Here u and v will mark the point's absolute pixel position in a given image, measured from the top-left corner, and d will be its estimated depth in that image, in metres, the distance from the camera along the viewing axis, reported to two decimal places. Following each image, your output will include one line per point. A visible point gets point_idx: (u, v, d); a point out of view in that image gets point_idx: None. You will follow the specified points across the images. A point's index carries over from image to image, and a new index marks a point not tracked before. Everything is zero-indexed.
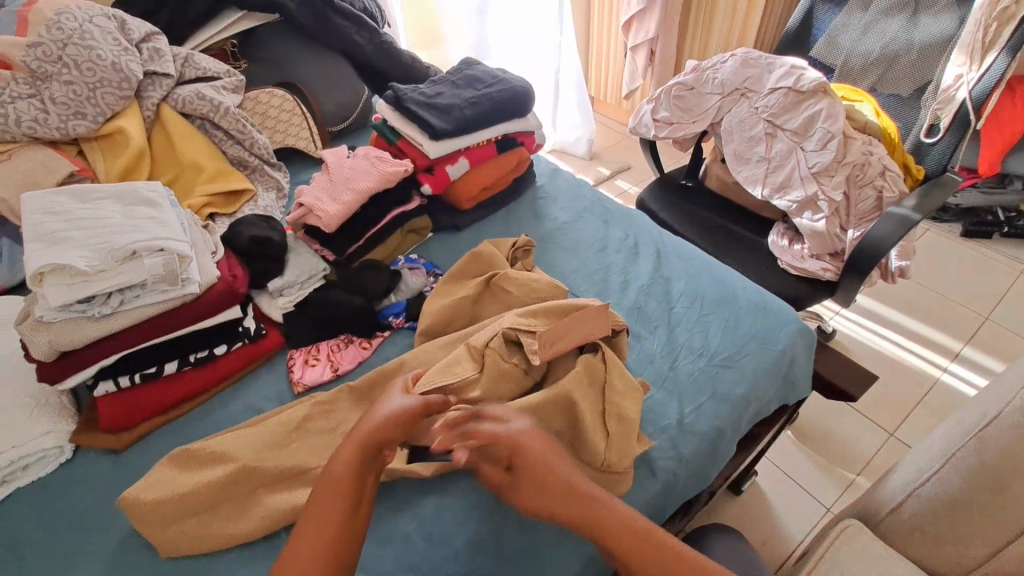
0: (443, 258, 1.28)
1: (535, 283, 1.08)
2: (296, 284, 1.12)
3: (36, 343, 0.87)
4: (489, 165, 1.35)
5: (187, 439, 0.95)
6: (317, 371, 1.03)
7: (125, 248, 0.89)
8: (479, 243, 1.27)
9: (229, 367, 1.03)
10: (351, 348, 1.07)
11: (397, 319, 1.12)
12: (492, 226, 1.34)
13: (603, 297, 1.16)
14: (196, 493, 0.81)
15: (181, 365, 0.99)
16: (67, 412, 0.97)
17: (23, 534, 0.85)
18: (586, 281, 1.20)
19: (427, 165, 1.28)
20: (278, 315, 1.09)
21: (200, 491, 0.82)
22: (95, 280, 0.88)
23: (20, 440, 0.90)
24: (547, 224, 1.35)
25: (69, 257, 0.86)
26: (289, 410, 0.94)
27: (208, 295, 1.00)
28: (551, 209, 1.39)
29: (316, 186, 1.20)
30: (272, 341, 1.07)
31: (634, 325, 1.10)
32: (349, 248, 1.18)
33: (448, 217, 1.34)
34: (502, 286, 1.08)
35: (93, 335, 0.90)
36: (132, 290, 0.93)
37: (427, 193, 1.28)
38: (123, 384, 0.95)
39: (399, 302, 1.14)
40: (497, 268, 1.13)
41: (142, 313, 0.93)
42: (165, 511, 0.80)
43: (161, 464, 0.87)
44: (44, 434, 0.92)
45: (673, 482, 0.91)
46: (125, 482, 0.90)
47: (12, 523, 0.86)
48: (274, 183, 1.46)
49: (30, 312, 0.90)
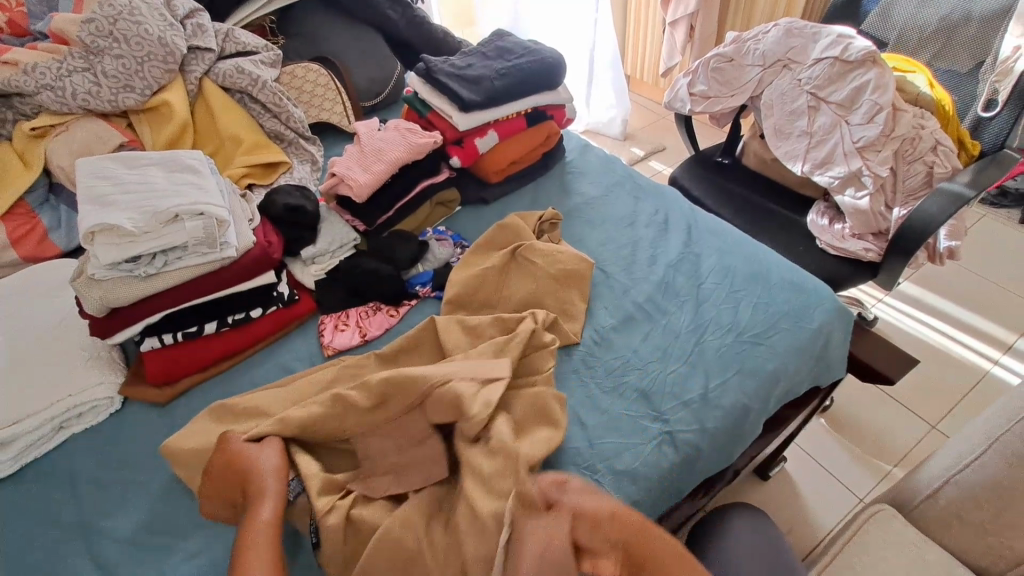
0: (471, 230, 1.29)
1: (560, 255, 1.09)
2: (328, 253, 1.16)
3: (89, 299, 0.93)
4: (519, 138, 1.34)
5: (224, 395, 1.00)
6: (346, 336, 1.06)
7: (169, 211, 0.94)
8: (507, 216, 1.27)
9: (264, 330, 1.08)
10: (380, 315, 1.10)
11: (424, 288, 1.14)
12: (520, 199, 1.34)
13: (630, 271, 1.14)
14: None
15: (220, 326, 1.04)
16: (117, 365, 1.03)
17: (79, 475, 0.92)
18: (614, 255, 1.18)
19: (456, 137, 1.29)
20: (311, 282, 1.13)
21: None
22: (141, 241, 0.93)
23: (76, 389, 0.97)
24: (576, 199, 1.33)
25: (118, 217, 0.91)
26: (318, 371, 0.98)
27: (244, 259, 1.04)
28: (580, 183, 1.38)
29: (348, 157, 1.22)
30: (304, 306, 1.11)
31: (662, 300, 1.08)
32: (380, 218, 1.21)
33: (477, 190, 1.34)
34: (528, 258, 1.09)
35: (139, 293, 0.95)
36: (175, 252, 0.97)
37: (456, 165, 1.28)
38: (167, 341, 1.01)
39: (426, 272, 1.16)
40: (523, 239, 1.13)
41: (183, 274, 0.98)
42: (204, 460, 0.85)
43: (200, 417, 0.92)
44: (96, 384, 0.99)
45: (694, 456, 0.90)
46: (168, 432, 0.96)
47: (69, 465, 0.93)
48: (309, 156, 1.49)
49: (83, 269, 0.96)
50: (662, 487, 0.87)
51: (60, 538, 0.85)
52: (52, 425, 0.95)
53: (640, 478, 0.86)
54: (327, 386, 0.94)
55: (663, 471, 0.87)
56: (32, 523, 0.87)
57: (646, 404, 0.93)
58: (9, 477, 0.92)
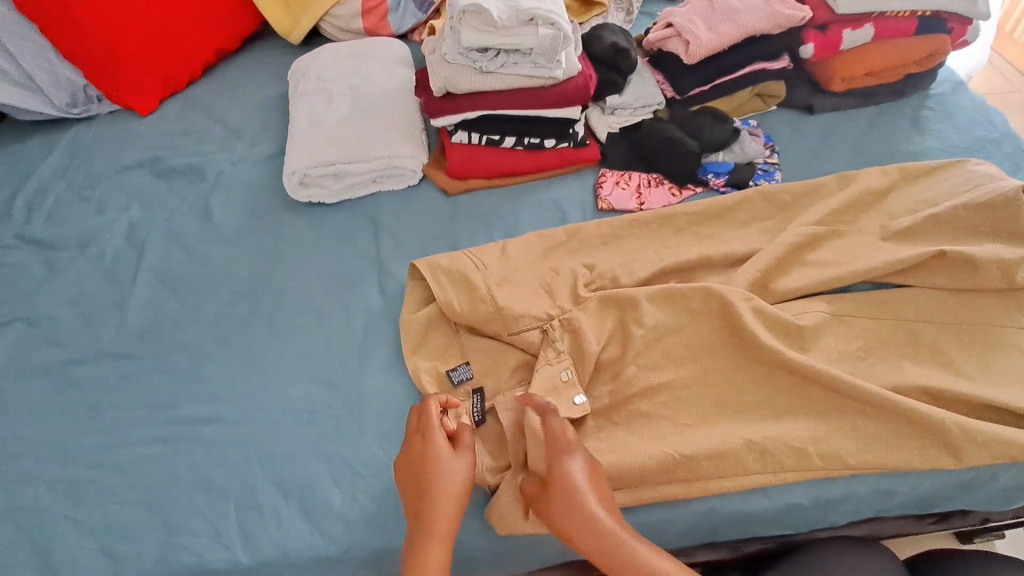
0: (784, 135, 1.12)
1: (896, 207, 0.94)
2: (630, 108, 1.11)
3: (438, 77, 1.01)
4: (892, 47, 1.11)
5: (500, 208, 1.08)
6: (624, 196, 1.04)
7: (530, 11, 0.93)
8: (767, 187, 0.97)
9: (548, 162, 1.10)
10: (662, 190, 1.05)
11: (716, 180, 1.05)
12: (855, 121, 1.13)
13: (932, 288, 0.86)
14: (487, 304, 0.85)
15: (517, 144, 1.08)
16: (424, 148, 1.15)
17: (385, 223, 1.08)
18: (864, 294, 0.87)
19: (824, 21, 1.09)
20: (604, 132, 1.11)
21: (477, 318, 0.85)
22: (496, 34, 0.95)
23: (394, 153, 1.11)
24: (931, 143, 1.08)
25: (488, 3, 0.92)
26: (559, 228, 0.97)
27: (566, 85, 1.03)
28: (940, 124, 1.11)
29: (691, 10, 1.09)
30: (590, 154, 1.10)
31: (993, 336, 0.82)
32: (694, 88, 1.10)
33: (807, 93, 1.14)
34: (817, 242, 0.91)
35: (477, 85, 1.01)
36: (514, 56, 0.99)
37: (806, 55, 1.10)
38: (473, 141, 1.09)
39: (726, 163, 1.06)
40: (744, 220, 0.96)
41: (513, 81, 1.01)
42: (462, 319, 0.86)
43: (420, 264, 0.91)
44: (409, 156, 1.12)
45: (977, 482, 0.78)
46: (453, 218, 1.08)
47: (377, 212, 1.10)
48: (626, 4, 1.39)
49: (437, 48, 1.03)
50: (927, 494, 0.78)
51: (362, 267, 1.02)
52: (371, 176, 1.12)
53: (910, 473, 0.77)
54: (603, 240, 0.96)
55: (939, 475, 0.76)
56: (343, 249, 1.05)
57: (869, 435, 0.76)
58: (332, 204, 1.12)
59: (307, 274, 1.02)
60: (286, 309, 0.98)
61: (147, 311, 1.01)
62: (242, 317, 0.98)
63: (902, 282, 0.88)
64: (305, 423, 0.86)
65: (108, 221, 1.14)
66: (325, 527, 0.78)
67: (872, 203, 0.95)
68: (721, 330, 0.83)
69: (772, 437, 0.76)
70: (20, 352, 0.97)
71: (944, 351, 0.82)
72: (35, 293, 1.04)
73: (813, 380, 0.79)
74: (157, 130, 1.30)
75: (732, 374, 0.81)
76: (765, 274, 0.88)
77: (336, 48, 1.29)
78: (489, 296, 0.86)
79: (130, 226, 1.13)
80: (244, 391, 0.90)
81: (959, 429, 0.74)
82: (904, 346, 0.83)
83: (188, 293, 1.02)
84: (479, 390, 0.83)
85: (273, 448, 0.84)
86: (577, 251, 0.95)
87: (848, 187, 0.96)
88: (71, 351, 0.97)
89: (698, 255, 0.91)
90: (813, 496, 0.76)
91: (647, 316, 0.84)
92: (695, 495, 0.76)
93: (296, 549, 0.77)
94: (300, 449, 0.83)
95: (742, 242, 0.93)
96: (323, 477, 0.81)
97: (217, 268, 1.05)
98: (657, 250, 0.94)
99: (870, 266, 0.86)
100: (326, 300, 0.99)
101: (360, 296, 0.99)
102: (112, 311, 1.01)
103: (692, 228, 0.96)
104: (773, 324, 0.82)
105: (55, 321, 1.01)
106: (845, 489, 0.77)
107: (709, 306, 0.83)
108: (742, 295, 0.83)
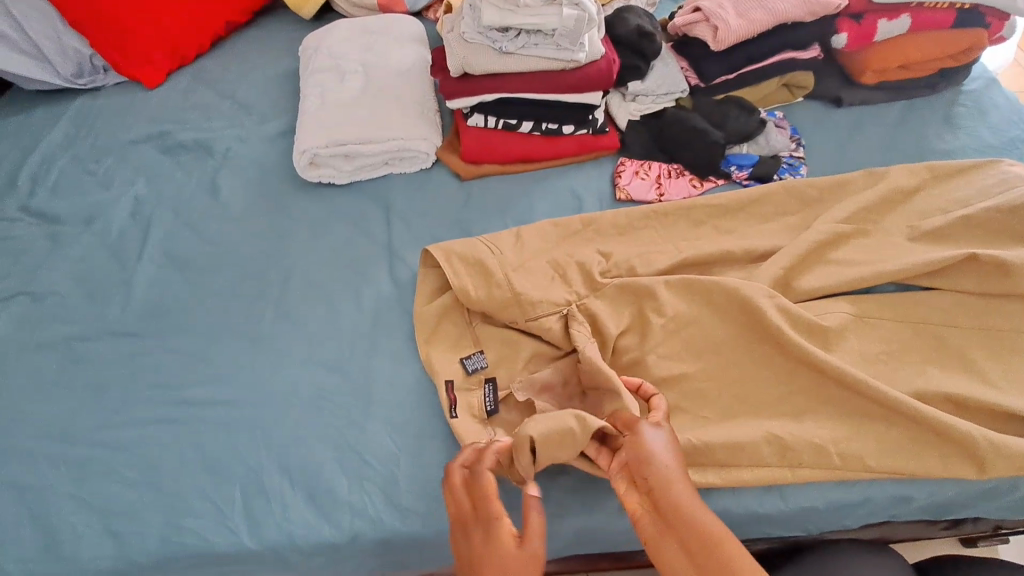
0: (810, 128, 1.08)
1: (927, 206, 0.91)
2: (652, 95, 1.08)
3: (455, 56, 0.98)
4: (929, 39, 1.07)
5: (514, 195, 1.05)
6: (643, 186, 1.01)
7: None
8: (795, 182, 0.94)
9: (565, 148, 1.07)
10: (682, 181, 1.02)
11: (739, 172, 1.01)
12: (884, 115, 1.09)
13: (960, 292, 0.83)
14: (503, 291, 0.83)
15: (534, 129, 1.05)
16: (438, 130, 1.12)
17: (396, 206, 1.06)
18: (889, 295, 0.85)
19: (859, 9, 1.04)
20: (624, 120, 1.08)
21: (491, 306, 0.83)
22: (518, 13, 0.92)
23: (407, 135, 1.07)
24: (963, 141, 1.04)
25: None
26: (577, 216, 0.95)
27: (587, 69, 0.99)
28: (973, 122, 1.07)
29: None
30: (609, 141, 1.07)
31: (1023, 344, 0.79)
32: (719, 76, 1.06)
33: (836, 85, 1.10)
34: (842, 239, 0.88)
35: (496, 67, 0.98)
36: (536, 37, 0.96)
37: (837, 45, 1.06)
38: (488, 125, 1.06)
39: (750, 155, 1.02)
40: (769, 215, 0.93)
41: (533, 63, 0.98)
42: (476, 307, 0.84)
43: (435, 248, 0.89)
44: (423, 139, 1.08)
45: (997, 492, 0.76)
46: (466, 203, 1.05)
47: (389, 195, 1.08)
48: None
49: (455, 27, 1.00)
50: (945, 502, 0.76)
51: (372, 251, 1.00)
52: (383, 158, 1.09)
53: (929, 480, 0.75)
54: (621, 231, 0.93)
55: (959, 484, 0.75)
56: (354, 233, 1.03)
57: (891, 441, 0.74)
58: (342, 186, 1.10)
59: (316, 256, 1.00)
60: (295, 292, 0.96)
61: (154, 289, 0.99)
62: (250, 299, 0.96)
63: (929, 285, 0.85)
64: (312, 409, 0.84)
65: (115, 196, 1.11)
66: (331, 515, 0.77)
67: (901, 201, 0.92)
68: (742, 326, 0.81)
69: (793, 432, 0.75)
70: (25, 327, 0.96)
71: (971, 357, 0.79)
72: (40, 268, 1.03)
73: (835, 381, 0.77)
74: (164, 103, 1.27)
75: (750, 373, 0.79)
76: (789, 270, 0.85)
77: (350, 23, 1.26)
78: (506, 282, 0.84)
79: (136, 201, 1.11)
80: (250, 374, 0.88)
81: (985, 442, 0.72)
82: (928, 351, 0.81)
83: (195, 272, 1.00)
84: (492, 379, 0.82)
85: (279, 434, 0.83)
86: (594, 241, 0.92)
87: (878, 184, 0.93)
88: (75, 328, 0.95)
89: (719, 250, 0.88)
90: (829, 501, 0.75)
91: (665, 309, 0.81)
92: (708, 496, 0.75)
93: (302, 535, 0.76)
94: (306, 435, 0.82)
95: (766, 237, 0.91)
96: (330, 464, 0.80)
97: (225, 248, 1.03)
98: (677, 243, 0.91)
99: (898, 267, 0.83)
100: (335, 283, 0.96)
101: (370, 281, 0.97)
102: (117, 288, 0.99)
103: (714, 221, 0.94)
104: (796, 323, 0.80)
105: (60, 297, 0.99)
106: (863, 495, 0.75)
107: (732, 301, 0.81)
108: (765, 291, 0.80)
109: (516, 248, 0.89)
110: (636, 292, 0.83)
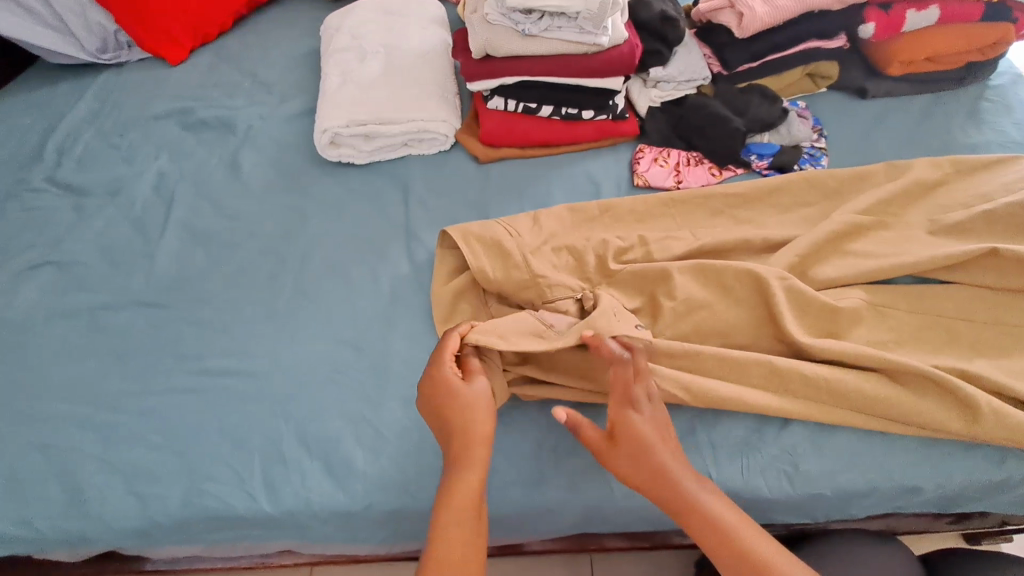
0: (832, 119, 1.07)
1: (949, 199, 0.91)
2: (673, 82, 1.08)
3: (478, 38, 0.98)
4: (956, 31, 1.05)
5: (532, 178, 1.05)
6: (661, 173, 1.01)
7: None
8: (817, 172, 0.94)
9: (583, 134, 1.07)
10: (701, 169, 1.02)
11: (759, 161, 1.01)
12: (908, 108, 1.08)
13: (979, 287, 0.83)
14: (521, 273, 0.84)
15: (554, 114, 1.06)
16: (457, 112, 1.12)
17: (414, 187, 1.07)
18: (906, 287, 0.84)
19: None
20: (644, 106, 1.08)
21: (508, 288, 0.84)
22: None
23: (427, 116, 1.08)
24: (988, 137, 1.03)
25: None
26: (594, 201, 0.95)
27: (609, 54, 0.99)
28: (999, 117, 1.06)
29: None
30: (629, 128, 1.07)
31: None
32: (743, 64, 1.06)
33: (860, 77, 1.09)
34: (862, 230, 0.88)
35: (517, 49, 0.97)
36: (559, 20, 0.96)
37: (864, 35, 1.04)
38: (508, 108, 1.06)
39: (771, 145, 1.02)
40: (788, 204, 0.93)
41: (556, 47, 0.97)
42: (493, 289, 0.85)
43: (453, 229, 0.90)
44: (442, 121, 1.09)
45: (1006, 485, 0.76)
46: (484, 186, 1.06)
47: (406, 176, 1.08)
48: None
49: (478, 8, 0.99)
50: (953, 493, 0.77)
51: (389, 231, 1.01)
52: (402, 138, 1.09)
53: (939, 471, 0.76)
54: (638, 217, 0.93)
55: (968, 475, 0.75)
56: (371, 212, 1.04)
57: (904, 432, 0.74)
58: (361, 166, 1.11)
59: (334, 234, 1.01)
60: (313, 268, 0.98)
61: (176, 261, 1.01)
62: (269, 273, 0.98)
63: (947, 278, 0.85)
64: (329, 382, 0.86)
65: (138, 169, 1.13)
66: (346, 484, 0.79)
67: (923, 194, 0.92)
68: (755, 310, 0.81)
69: (799, 367, 0.76)
70: (51, 295, 0.98)
71: (986, 352, 0.79)
72: (65, 238, 1.05)
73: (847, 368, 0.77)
74: (186, 80, 1.28)
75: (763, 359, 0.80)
76: (806, 261, 0.86)
77: (371, 4, 1.26)
78: (522, 268, 0.84)
79: (159, 175, 1.13)
80: (270, 346, 0.90)
81: (999, 434, 0.72)
82: (945, 344, 0.81)
83: (215, 246, 1.02)
84: None
85: (296, 404, 0.84)
86: (611, 226, 0.93)
87: (901, 176, 0.92)
88: (100, 297, 0.98)
89: (737, 239, 0.88)
90: (836, 488, 0.76)
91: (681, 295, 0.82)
92: (718, 479, 0.76)
93: (317, 502, 0.79)
94: (324, 407, 0.84)
95: (784, 226, 0.91)
96: (345, 436, 0.82)
97: (245, 223, 1.04)
98: (693, 230, 0.92)
99: (916, 259, 0.83)
100: (353, 261, 0.98)
101: (387, 260, 0.98)
102: (140, 259, 1.02)
103: (731, 210, 0.94)
104: (810, 310, 0.81)
105: (84, 267, 1.01)
106: (872, 483, 0.75)
107: (745, 286, 0.81)
108: (779, 275, 0.81)
109: (533, 230, 0.90)
110: (650, 277, 0.84)
